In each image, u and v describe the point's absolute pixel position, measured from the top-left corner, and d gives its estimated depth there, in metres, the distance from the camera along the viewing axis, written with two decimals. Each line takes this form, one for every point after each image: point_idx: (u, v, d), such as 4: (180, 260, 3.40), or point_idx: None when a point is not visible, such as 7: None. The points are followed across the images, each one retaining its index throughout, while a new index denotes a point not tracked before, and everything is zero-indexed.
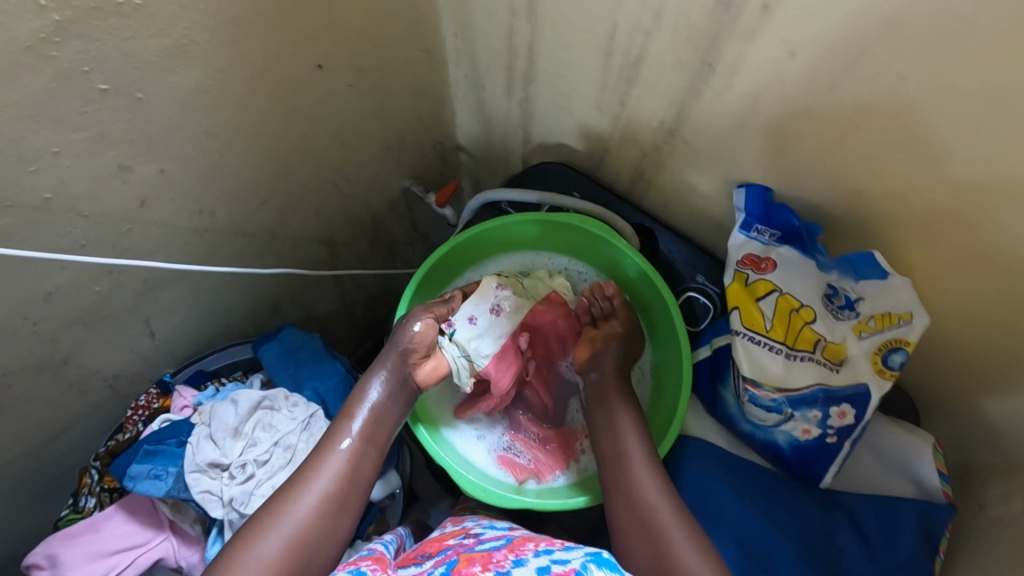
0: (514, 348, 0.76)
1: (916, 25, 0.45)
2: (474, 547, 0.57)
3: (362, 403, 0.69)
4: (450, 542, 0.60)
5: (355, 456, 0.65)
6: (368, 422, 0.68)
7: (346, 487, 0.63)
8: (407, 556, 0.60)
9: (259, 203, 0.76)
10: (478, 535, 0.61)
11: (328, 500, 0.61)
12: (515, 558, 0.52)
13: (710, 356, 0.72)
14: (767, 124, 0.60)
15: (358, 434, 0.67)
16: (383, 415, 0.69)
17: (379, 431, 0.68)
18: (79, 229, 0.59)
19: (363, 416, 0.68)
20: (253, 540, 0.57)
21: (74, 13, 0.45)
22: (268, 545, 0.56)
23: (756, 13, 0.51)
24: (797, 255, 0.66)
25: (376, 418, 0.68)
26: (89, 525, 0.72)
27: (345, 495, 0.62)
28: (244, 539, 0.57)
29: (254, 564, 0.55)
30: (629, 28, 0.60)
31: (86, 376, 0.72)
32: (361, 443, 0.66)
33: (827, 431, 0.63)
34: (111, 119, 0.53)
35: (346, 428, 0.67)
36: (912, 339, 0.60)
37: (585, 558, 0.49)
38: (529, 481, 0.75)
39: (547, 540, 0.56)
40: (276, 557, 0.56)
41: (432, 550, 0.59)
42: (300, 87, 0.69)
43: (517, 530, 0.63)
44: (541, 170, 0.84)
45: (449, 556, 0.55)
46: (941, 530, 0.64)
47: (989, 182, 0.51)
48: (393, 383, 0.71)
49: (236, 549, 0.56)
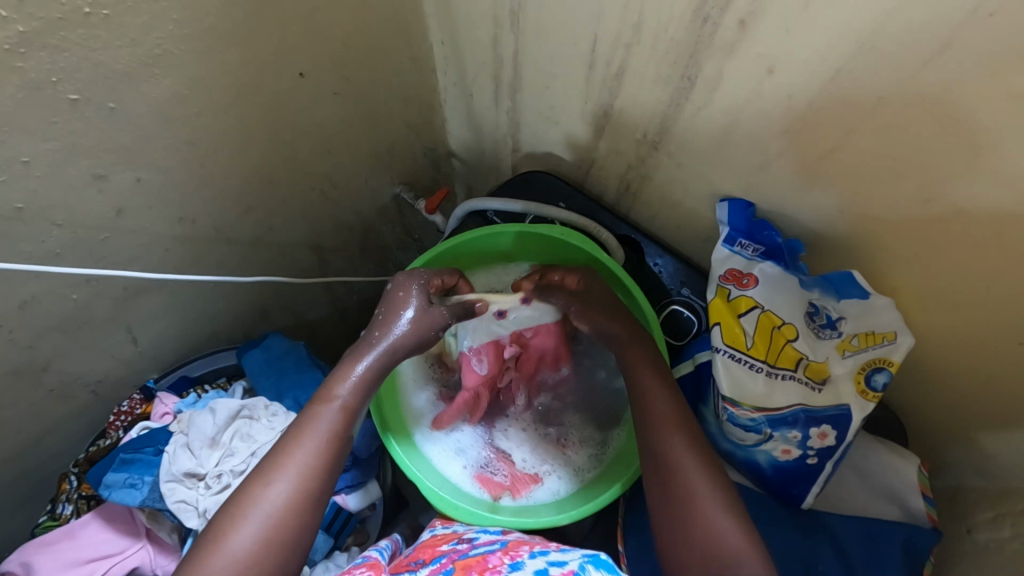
0: (495, 354, 0.79)
1: (895, 42, 0.44)
2: (468, 552, 0.55)
3: (341, 383, 0.64)
4: (444, 548, 0.58)
5: (332, 443, 0.61)
6: (348, 406, 0.63)
7: (321, 478, 0.59)
8: (400, 564, 0.59)
9: (243, 211, 0.75)
10: (473, 540, 0.59)
11: (304, 492, 0.58)
12: (511, 561, 0.51)
13: (693, 373, 0.71)
14: (750, 139, 0.59)
15: (335, 419, 0.62)
16: (365, 399, 0.64)
17: (357, 415, 0.64)
18: (54, 238, 0.58)
19: (343, 398, 0.63)
20: (222, 537, 0.54)
21: (39, 24, 0.44)
22: (238, 541, 0.54)
23: (733, 29, 0.50)
24: (781, 273, 0.64)
25: (357, 402, 0.64)
26: (65, 532, 0.72)
27: (321, 486, 0.59)
28: (213, 539, 0.54)
29: (227, 560, 0.53)
30: (610, 40, 0.60)
31: (68, 382, 0.71)
32: (338, 429, 0.61)
33: (807, 452, 0.62)
34: (83, 128, 0.53)
35: (324, 411, 0.61)
36: (896, 359, 0.59)
37: (582, 560, 0.50)
38: (504, 497, 0.74)
39: (541, 544, 0.56)
40: (247, 553, 0.54)
41: (426, 557, 0.57)
42: (282, 95, 0.68)
43: (511, 534, 0.62)
44: (529, 179, 0.83)
45: (444, 564, 0.53)
46: (926, 553, 0.62)
47: (974, 203, 0.49)
48: (381, 360, 0.66)
49: (203, 548, 0.54)
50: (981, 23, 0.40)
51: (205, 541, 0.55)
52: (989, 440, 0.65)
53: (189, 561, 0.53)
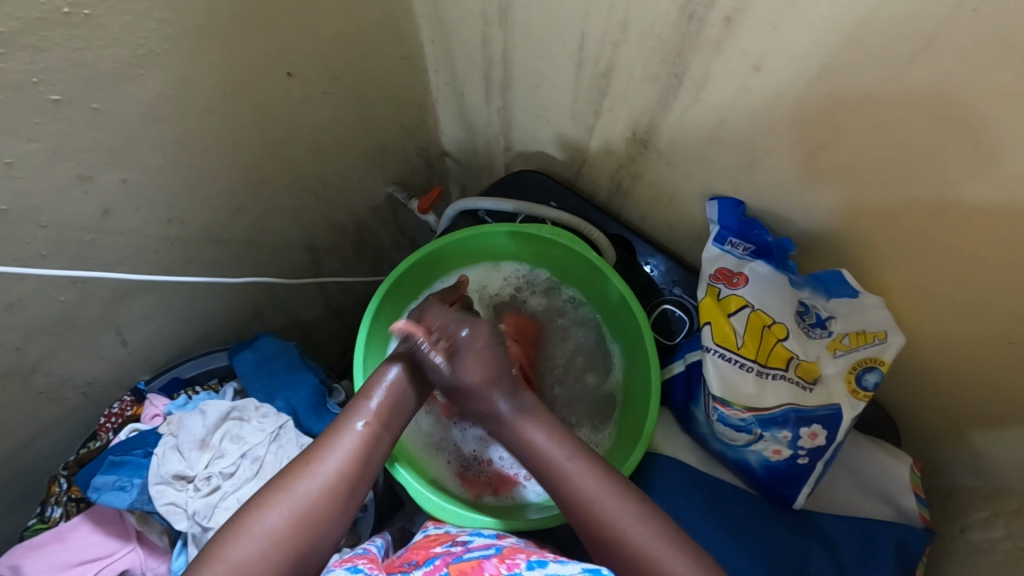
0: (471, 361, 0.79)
1: (881, 39, 0.43)
2: (462, 555, 0.55)
3: (381, 383, 0.67)
4: (437, 551, 0.58)
5: (370, 439, 0.64)
6: (386, 404, 0.66)
7: (357, 471, 0.62)
8: (393, 564, 0.58)
9: (233, 211, 0.75)
10: (467, 544, 0.59)
11: (339, 483, 0.61)
12: (508, 571, 0.50)
13: (684, 371, 0.70)
14: (740, 137, 0.58)
15: (373, 416, 0.65)
16: (403, 400, 0.67)
17: (396, 416, 0.67)
18: (39, 239, 0.57)
19: (381, 396, 0.66)
20: (257, 513, 0.57)
21: (18, 24, 0.44)
22: (272, 518, 0.57)
23: (720, 26, 0.50)
24: (771, 272, 0.64)
25: (394, 403, 0.66)
26: (54, 535, 0.71)
27: (356, 479, 0.62)
28: (246, 515, 0.57)
29: (262, 536, 0.56)
30: (598, 38, 0.59)
31: (57, 384, 0.71)
32: (376, 426, 0.64)
33: (798, 452, 0.62)
34: (66, 129, 0.52)
35: (363, 407, 0.65)
36: (886, 359, 0.59)
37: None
38: (484, 496, 0.75)
39: (537, 552, 0.55)
40: (280, 531, 0.57)
41: (419, 558, 0.57)
42: (270, 95, 0.68)
43: (507, 539, 0.61)
44: (520, 178, 0.83)
45: (439, 566, 0.53)
46: (917, 554, 0.63)
47: (964, 202, 0.49)
48: (410, 369, 0.68)
49: (239, 522, 0.57)
50: (967, 20, 0.39)
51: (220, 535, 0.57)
52: (982, 439, 0.65)
53: (223, 533, 0.57)
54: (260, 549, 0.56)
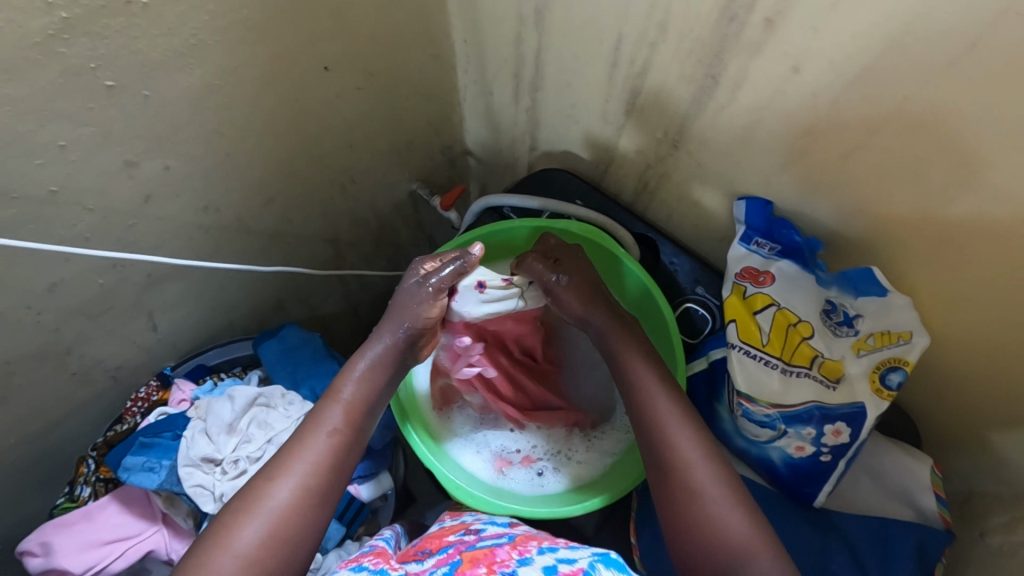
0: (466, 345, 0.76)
1: (918, 42, 0.44)
2: (475, 544, 0.56)
3: (348, 387, 0.65)
4: (450, 539, 0.59)
5: (337, 446, 0.61)
6: (355, 409, 0.64)
7: (326, 480, 0.60)
8: (407, 553, 0.59)
9: (265, 202, 0.76)
10: (480, 532, 0.60)
11: (305, 495, 0.58)
12: (519, 555, 0.51)
13: (706, 369, 0.72)
14: (771, 138, 0.59)
15: (341, 421, 0.63)
16: (371, 403, 0.65)
17: (363, 420, 0.64)
18: (84, 222, 0.59)
19: (350, 400, 0.64)
20: (225, 535, 0.55)
21: (83, 12, 0.46)
22: (244, 537, 0.54)
23: (758, 28, 0.51)
24: (798, 271, 0.65)
25: (362, 407, 0.64)
26: (83, 514, 0.73)
27: (325, 488, 0.59)
28: (219, 532, 0.55)
29: (232, 558, 0.53)
30: (634, 39, 0.60)
31: (89, 366, 0.72)
32: (343, 433, 0.62)
33: (822, 449, 0.63)
34: (118, 115, 0.54)
35: (331, 413, 0.63)
36: (911, 359, 0.60)
37: (592, 559, 0.49)
38: (530, 487, 0.75)
39: (549, 539, 0.55)
40: (250, 552, 0.54)
41: (433, 547, 0.58)
42: (308, 87, 0.69)
43: (518, 527, 0.62)
44: (545, 177, 0.84)
45: (450, 555, 0.54)
46: (938, 555, 0.62)
47: (994, 204, 0.50)
48: (382, 366, 0.66)
49: (210, 543, 0.54)
50: (1006, 24, 0.40)
51: (213, 532, 0.55)
52: (1002, 442, 0.65)
53: (192, 563, 0.53)
54: (233, 570, 0.53)
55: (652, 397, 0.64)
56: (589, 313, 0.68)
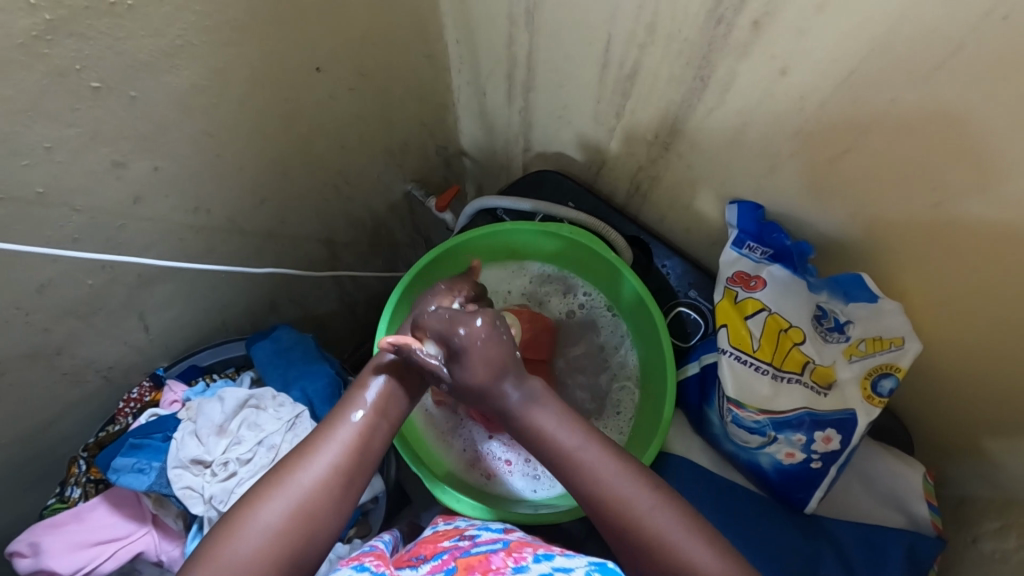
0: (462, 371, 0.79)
1: (907, 44, 0.44)
2: (470, 550, 0.55)
3: (377, 373, 0.64)
4: (445, 544, 0.58)
5: (366, 430, 0.61)
6: (383, 394, 0.63)
7: (354, 464, 0.60)
8: (402, 557, 0.58)
9: (257, 203, 0.76)
10: (474, 538, 0.59)
11: (335, 477, 0.58)
12: (514, 564, 0.50)
13: (698, 372, 0.71)
14: (761, 141, 0.59)
15: (369, 406, 0.63)
16: (399, 388, 0.65)
17: (391, 405, 0.64)
18: (73, 223, 0.59)
19: (377, 387, 0.63)
20: (255, 506, 0.56)
21: (67, 12, 0.46)
22: (269, 513, 0.55)
23: (747, 30, 0.50)
24: (788, 276, 0.64)
25: (391, 391, 0.64)
26: (73, 514, 0.73)
27: (353, 473, 0.59)
28: (246, 506, 0.56)
29: (258, 533, 0.54)
30: (624, 40, 0.60)
31: (80, 366, 0.72)
32: (373, 416, 0.62)
33: (812, 455, 0.62)
34: (106, 116, 0.54)
35: (358, 397, 0.63)
36: (903, 365, 0.60)
37: (589, 568, 0.49)
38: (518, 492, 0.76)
39: (544, 546, 0.55)
40: (277, 528, 0.55)
41: (427, 553, 0.56)
42: (298, 87, 0.69)
43: (512, 534, 0.61)
44: (540, 178, 0.83)
45: (445, 561, 0.53)
46: (928, 561, 0.63)
47: (985, 208, 0.49)
48: (402, 360, 0.65)
49: (241, 510, 0.55)
50: (995, 26, 0.40)
51: (242, 503, 0.56)
52: (996, 447, 0.65)
53: (216, 538, 0.54)
54: (258, 544, 0.54)
55: (585, 454, 0.58)
56: (496, 380, 0.63)
